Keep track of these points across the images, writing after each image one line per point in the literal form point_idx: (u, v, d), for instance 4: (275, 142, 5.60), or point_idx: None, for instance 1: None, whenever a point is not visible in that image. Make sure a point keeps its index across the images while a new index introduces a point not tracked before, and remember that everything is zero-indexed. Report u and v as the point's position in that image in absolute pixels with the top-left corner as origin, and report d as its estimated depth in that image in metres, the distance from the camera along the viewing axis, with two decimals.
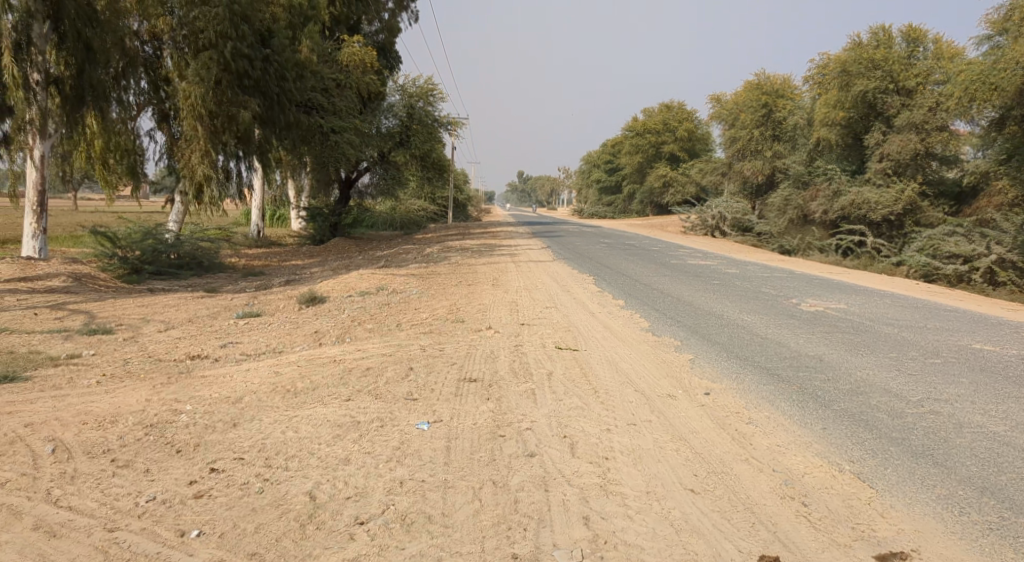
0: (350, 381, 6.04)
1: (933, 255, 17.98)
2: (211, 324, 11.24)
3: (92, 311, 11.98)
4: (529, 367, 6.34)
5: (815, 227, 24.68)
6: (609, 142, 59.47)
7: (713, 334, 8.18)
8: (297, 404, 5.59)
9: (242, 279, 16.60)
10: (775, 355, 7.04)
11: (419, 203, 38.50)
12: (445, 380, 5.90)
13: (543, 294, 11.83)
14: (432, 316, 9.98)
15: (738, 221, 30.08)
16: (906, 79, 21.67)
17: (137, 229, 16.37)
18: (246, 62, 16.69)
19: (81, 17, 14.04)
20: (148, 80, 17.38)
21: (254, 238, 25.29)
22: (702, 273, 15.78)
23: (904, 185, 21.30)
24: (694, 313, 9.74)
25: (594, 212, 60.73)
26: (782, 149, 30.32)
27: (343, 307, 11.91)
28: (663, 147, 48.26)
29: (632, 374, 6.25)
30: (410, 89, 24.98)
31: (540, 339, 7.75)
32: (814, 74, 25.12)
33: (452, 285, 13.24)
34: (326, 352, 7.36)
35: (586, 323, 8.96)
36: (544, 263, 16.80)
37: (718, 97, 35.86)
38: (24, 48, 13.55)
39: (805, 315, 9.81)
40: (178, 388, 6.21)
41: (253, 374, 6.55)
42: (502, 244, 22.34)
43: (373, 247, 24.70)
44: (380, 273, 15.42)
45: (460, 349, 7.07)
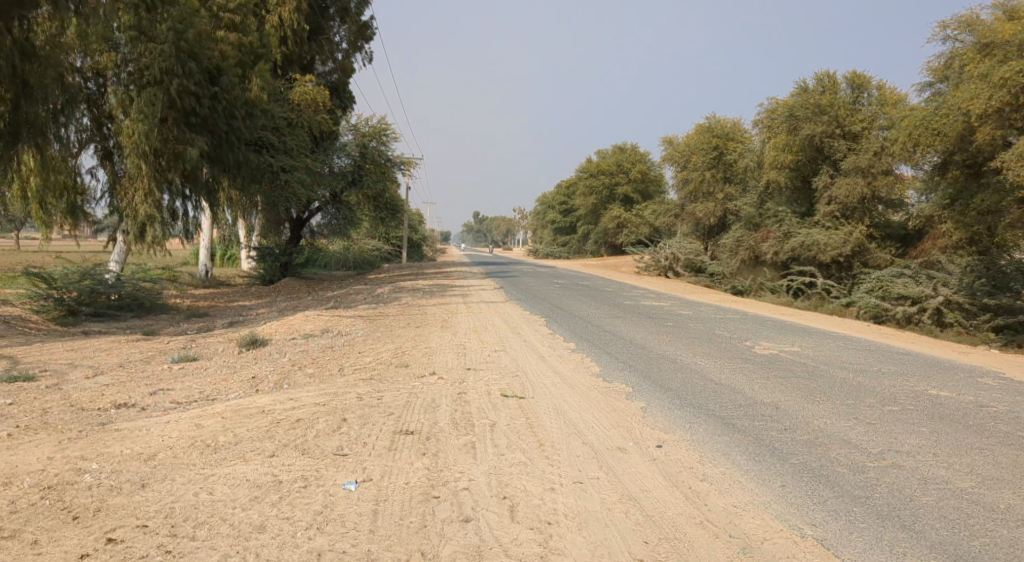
0: (276, 434, 5.57)
1: (883, 296, 18.22)
2: (143, 370, 10.56)
3: (14, 356, 11.18)
4: (471, 417, 5.98)
5: (766, 268, 24.98)
6: (564, 183, 60.03)
7: (666, 380, 7.97)
8: (215, 461, 5.10)
9: (184, 321, 15.92)
10: (729, 403, 6.84)
11: (372, 243, 37.98)
12: (380, 432, 5.50)
13: (495, 336, 11.50)
14: (377, 360, 9.55)
15: (691, 262, 30.33)
16: (851, 124, 22.22)
17: (74, 269, 15.62)
18: (193, 99, 16.25)
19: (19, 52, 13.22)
20: (90, 116, 16.69)
21: (201, 278, 24.47)
22: (656, 314, 15.68)
23: (851, 228, 21.72)
24: (647, 357, 9.55)
25: (550, 252, 60.98)
26: (733, 191, 30.85)
27: (285, 350, 11.36)
28: (617, 188, 48.87)
29: (581, 424, 5.95)
30: (363, 128, 24.73)
31: (485, 386, 7.39)
32: (763, 118, 25.67)
33: (400, 328, 12.81)
34: (255, 401, 6.85)
35: (536, 367, 8.66)
36: (496, 304, 16.52)
37: (670, 140, 36.72)
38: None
39: (759, 359, 9.72)
40: (87, 442, 5.58)
41: (172, 426, 5.98)
42: (456, 284, 22.05)
43: (324, 288, 24.14)
44: (327, 314, 14.92)
45: (400, 397, 6.65)
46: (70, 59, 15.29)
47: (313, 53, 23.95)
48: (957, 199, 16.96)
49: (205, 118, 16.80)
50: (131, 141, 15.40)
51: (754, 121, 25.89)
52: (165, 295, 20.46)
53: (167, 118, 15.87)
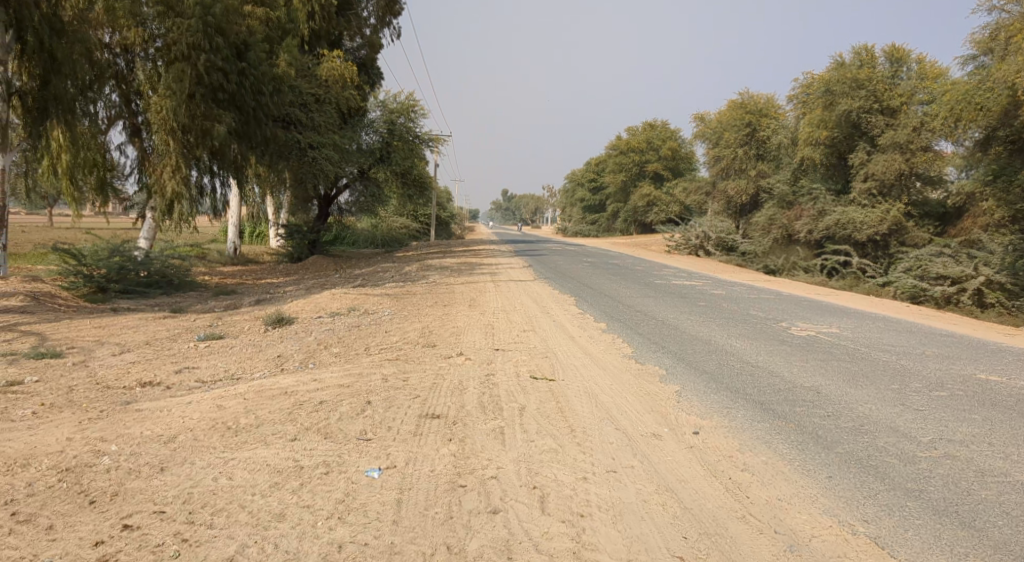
0: (299, 417, 5.40)
1: (921, 276, 17.62)
2: (170, 348, 10.52)
3: (43, 332, 11.22)
4: (498, 401, 5.75)
5: (800, 247, 24.39)
6: (593, 161, 59.35)
7: (700, 362, 7.67)
8: (237, 444, 4.95)
9: (212, 298, 15.91)
10: (768, 387, 6.53)
11: (399, 221, 37.97)
12: (404, 416, 5.30)
13: (522, 316, 11.28)
14: (403, 340, 9.38)
15: (722, 240, 29.79)
16: (890, 99, 21.43)
17: (104, 245, 15.59)
18: (221, 75, 16.00)
19: (45, 26, 13.34)
20: (118, 92, 16.68)
21: (230, 255, 24.55)
22: (688, 293, 15.31)
23: (889, 206, 21.05)
24: (679, 338, 9.24)
25: (578, 231, 60.50)
26: (766, 168, 30.14)
27: (311, 329, 11.25)
28: (646, 165, 48.12)
29: (613, 409, 5.69)
30: (391, 105, 24.48)
31: (513, 367, 7.16)
32: (798, 93, 24.94)
33: (427, 306, 12.64)
34: (279, 382, 6.70)
35: (565, 348, 8.41)
36: (524, 282, 16.29)
37: (701, 116, 35.98)
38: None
39: (796, 340, 9.36)
40: (107, 422, 5.48)
41: (194, 407, 5.85)
42: (483, 263, 21.85)
43: (351, 266, 24.08)
44: (353, 292, 14.80)
45: (426, 379, 6.45)
46: (98, 35, 15.23)
47: (341, 29, 23.69)
48: (1001, 176, 16.28)
49: (234, 94, 16.52)
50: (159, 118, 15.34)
51: (788, 96, 25.17)
52: (194, 271, 20.53)
53: (195, 94, 15.57)
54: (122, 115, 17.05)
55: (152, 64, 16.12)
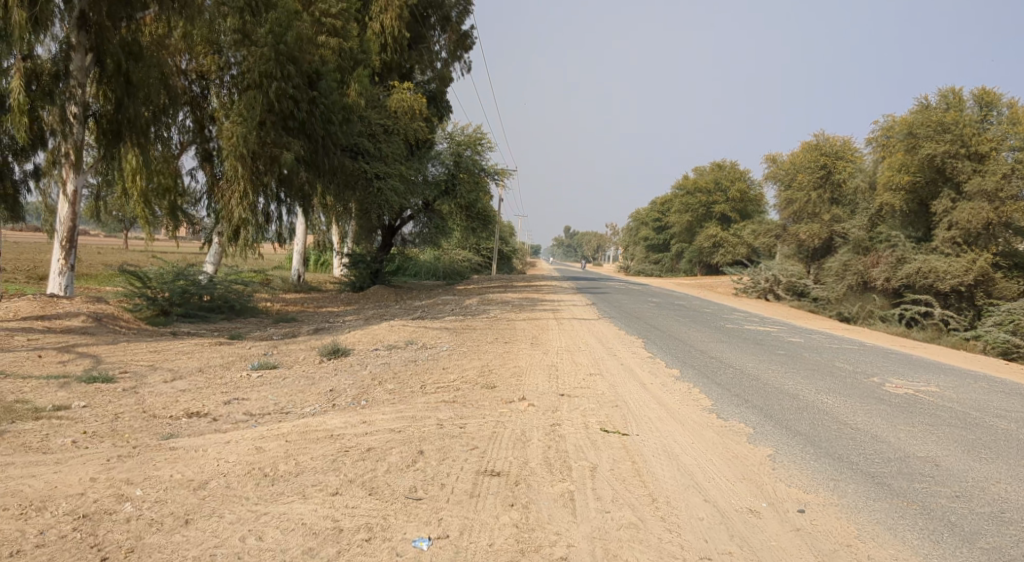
0: (343, 466, 4.85)
1: (1014, 331, 16.56)
2: (223, 376, 10.20)
3: (99, 355, 11.07)
4: (566, 457, 5.06)
5: (875, 294, 23.02)
6: (658, 200, 58.26)
7: (790, 420, 6.79)
8: (272, 496, 4.47)
9: (272, 326, 15.74)
10: (876, 456, 5.59)
11: (461, 254, 37.80)
12: (460, 471, 4.67)
13: (587, 357, 10.59)
14: (461, 379, 8.79)
15: (792, 285, 28.52)
16: (978, 144, 19.90)
17: (170, 269, 15.61)
18: (292, 103, 16.05)
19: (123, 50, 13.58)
20: (192, 118, 16.94)
21: (293, 283, 24.58)
22: (765, 340, 14.29)
23: (975, 255, 19.55)
24: (762, 391, 8.34)
25: (640, 270, 59.31)
26: (842, 213, 28.69)
27: (367, 362, 10.78)
28: (714, 207, 46.93)
29: (698, 475, 4.90)
30: (458, 137, 24.21)
31: (582, 417, 6.46)
32: (879, 135, 23.91)
33: (487, 343, 12.07)
34: (327, 422, 6.18)
35: (636, 397, 7.64)
36: (588, 321, 15.56)
37: (773, 157, 34.78)
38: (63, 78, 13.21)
39: (896, 399, 8.31)
40: (138, 462, 5.14)
41: (232, 447, 5.40)
42: (544, 299, 21.23)
43: (411, 297, 23.81)
44: (412, 325, 14.37)
45: (485, 426, 5.83)
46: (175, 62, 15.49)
47: (412, 62, 23.75)
48: None
49: (303, 122, 16.56)
50: (231, 144, 15.21)
51: (868, 138, 24.15)
52: (257, 298, 20.52)
53: (265, 121, 15.68)
54: (196, 141, 17.30)
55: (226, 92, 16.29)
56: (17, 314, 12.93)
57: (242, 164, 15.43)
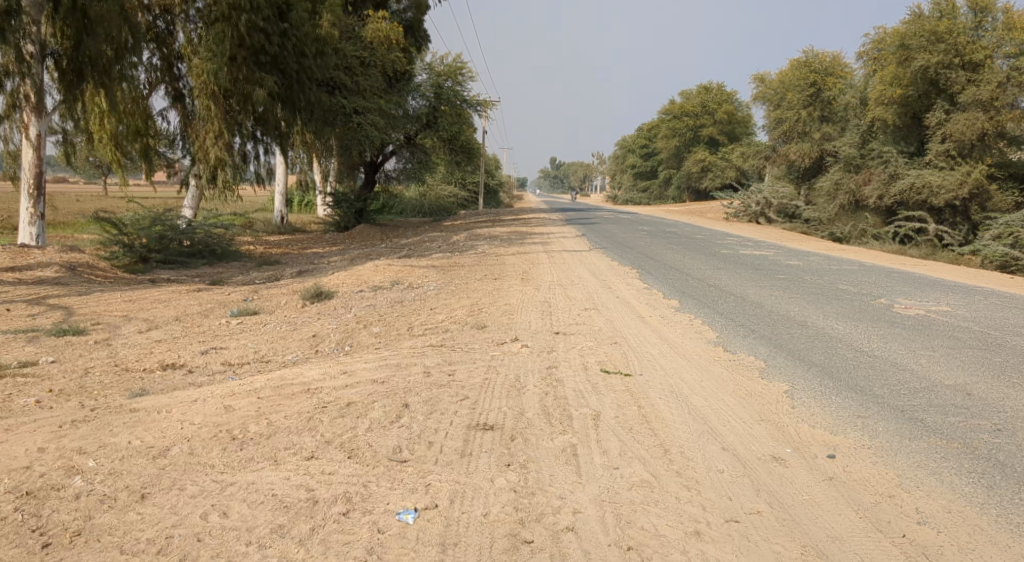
0: (320, 425, 4.34)
1: (1012, 244, 16.13)
2: (201, 324, 9.64)
3: (71, 306, 10.49)
4: (565, 405, 4.59)
5: (868, 213, 22.58)
6: (644, 126, 56.97)
7: (804, 351, 6.35)
8: (241, 462, 3.95)
9: (255, 269, 15.13)
10: (901, 386, 5.16)
11: (448, 189, 37.12)
12: (449, 428, 4.19)
13: (582, 291, 10.11)
14: (450, 319, 8.31)
15: (783, 207, 28.02)
16: (973, 53, 19.04)
17: (145, 214, 14.86)
18: (262, 36, 15.02)
19: None
20: (159, 56, 15.83)
21: (277, 225, 23.82)
22: (763, 265, 13.83)
23: (970, 168, 18.90)
24: (769, 320, 7.90)
25: (629, 198, 58.53)
26: (832, 130, 27.89)
27: (351, 305, 10.24)
28: (701, 130, 45.84)
29: (712, 419, 4.45)
30: (438, 67, 23.03)
31: (581, 357, 6.01)
32: (870, 49, 22.94)
33: (476, 280, 11.54)
34: (304, 374, 5.66)
35: (635, 331, 7.20)
36: (580, 253, 14.99)
37: (762, 77, 33.68)
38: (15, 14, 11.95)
39: (910, 322, 7.87)
40: (94, 427, 4.51)
41: (197, 407, 4.82)
42: (533, 232, 20.62)
43: (398, 235, 23.19)
44: (397, 263, 13.81)
45: (475, 373, 5.34)
46: None
47: None
48: None
49: (275, 56, 15.56)
50: (200, 81, 14.56)
51: (858, 53, 23.22)
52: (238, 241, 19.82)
53: (236, 57, 14.68)
54: (164, 80, 16.31)
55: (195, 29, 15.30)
56: None
57: (214, 103, 14.86)
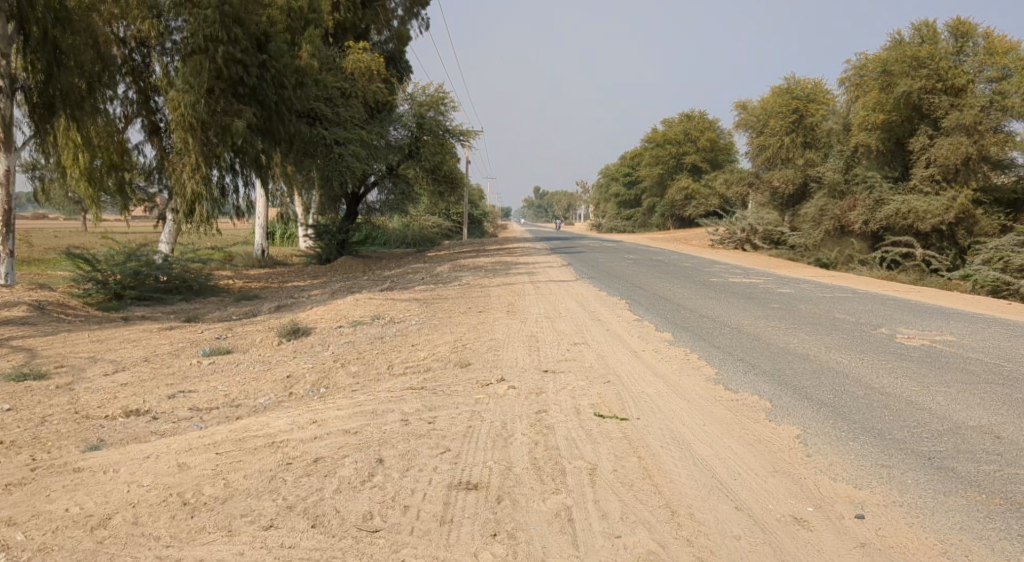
0: (282, 486, 3.85)
1: (1003, 269, 15.92)
2: (170, 365, 9.08)
3: (33, 348, 9.89)
4: (556, 457, 4.17)
5: (854, 239, 22.40)
6: (628, 154, 57.11)
7: (810, 388, 5.97)
8: (190, 533, 3.44)
9: (232, 305, 14.60)
10: (922, 429, 4.80)
11: (432, 220, 36.88)
12: (427, 488, 3.75)
13: (570, 324, 9.70)
14: (432, 356, 7.84)
15: (769, 233, 27.84)
16: (954, 78, 19.04)
17: (119, 249, 14.29)
18: (240, 68, 14.70)
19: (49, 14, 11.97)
20: (135, 89, 15.33)
21: (257, 258, 23.28)
22: (754, 294, 13.50)
23: (955, 193, 18.79)
24: (769, 353, 7.52)
25: (613, 227, 58.47)
26: (815, 157, 27.89)
27: (330, 342, 9.73)
28: (685, 158, 45.92)
29: (722, 472, 4.10)
30: (420, 97, 22.75)
31: (571, 399, 5.56)
32: (852, 75, 22.97)
33: (460, 313, 11.09)
34: (271, 423, 5.15)
35: (629, 368, 6.78)
36: (567, 284, 14.59)
37: (744, 104, 33.78)
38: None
39: (916, 353, 7.54)
40: (29, 491, 3.91)
41: (149, 464, 4.24)
42: (518, 262, 20.24)
43: (381, 267, 22.72)
44: (379, 296, 13.34)
45: (458, 421, 4.87)
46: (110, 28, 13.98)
47: (368, 21, 22.24)
48: None
49: (254, 88, 15.21)
50: (177, 114, 14.04)
51: (840, 79, 23.23)
52: (216, 275, 19.27)
53: (214, 89, 14.35)
54: (140, 113, 15.72)
55: (172, 61, 14.91)
56: None
57: (192, 136, 14.21)
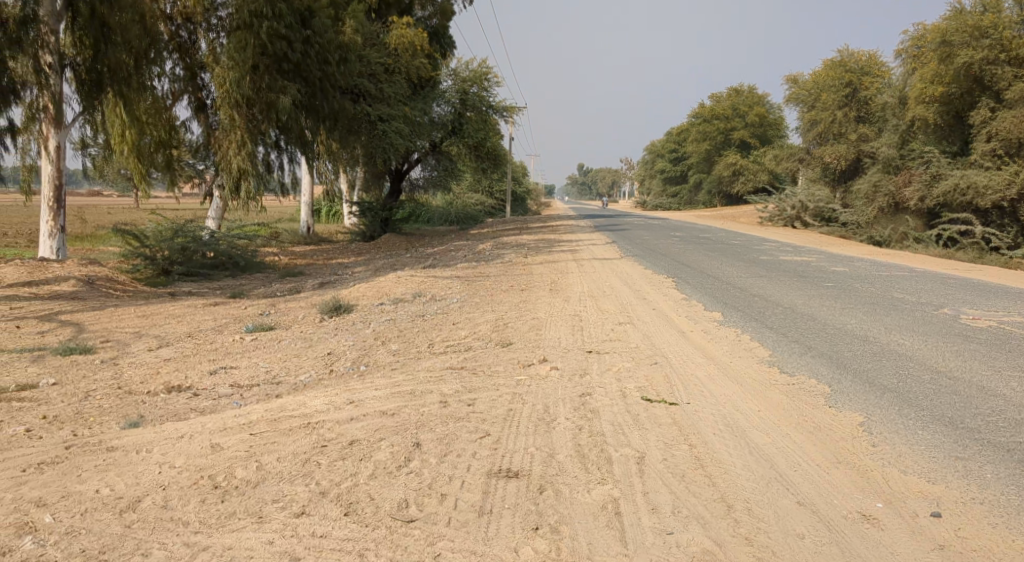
0: (316, 470, 3.69)
1: None
2: (213, 341, 9.06)
3: (81, 323, 10.00)
4: (602, 445, 3.94)
5: (908, 216, 21.52)
6: (673, 131, 56.02)
7: (872, 373, 5.62)
8: (220, 519, 3.31)
9: (277, 281, 14.63)
10: (997, 418, 4.46)
11: (474, 197, 36.77)
12: (465, 475, 3.56)
13: (615, 302, 9.42)
14: (473, 335, 7.65)
15: (820, 210, 26.93)
16: (1019, 47, 17.99)
17: (167, 225, 14.39)
18: (285, 43, 14.59)
19: None
20: (182, 66, 15.32)
21: (302, 235, 23.42)
22: (806, 272, 12.98)
23: (1017, 167, 17.76)
24: (825, 334, 7.14)
25: (657, 205, 57.51)
26: (869, 132, 26.64)
27: (371, 319, 9.61)
28: (732, 133, 44.77)
29: (781, 462, 3.85)
30: (463, 73, 22.43)
31: (617, 382, 5.30)
32: (908, 47, 21.94)
33: (502, 291, 10.90)
34: (308, 403, 5.01)
35: (677, 349, 6.49)
36: (611, 261, 14.26)
37: (794, 78, 32.71)
38: (31, 23, 11.52)
39: (983, 334, 7.08)
40: (61, 470, 3.84)
41: (183, 444, 4.13)
42: (561, 239, 19.92)
43: (424, 244, 22.63)
44: (421, 273, 13.20)
45: (499, 404, 4.67)
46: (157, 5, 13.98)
47: None
48: None
49: (298, 64, 15.10)
50: (222, 90, 14.08)
51: (896, 51, 22.19)
52: (262, 252, 19.42)
53: (258, 65, 14.29)
54: (187, 90, 15.71)
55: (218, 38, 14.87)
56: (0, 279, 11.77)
57: (238, 112, 14.28)
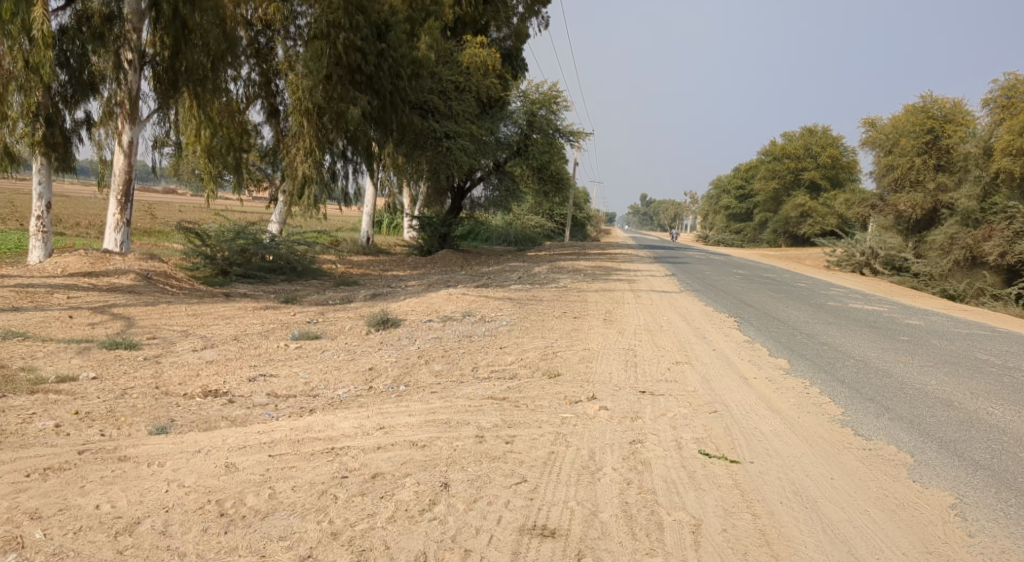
0: (332, 505, 3.34)
1: None
2: (258, 346, 8.87)
3: (132, 317, 9.97)
4: (652, 505, 3.50)
5: (987, 271, 20.30)
6: (742, 167, 54.82)
7: (961, 444, 4.99)
8: (219, 554, 3.01)
9: (331, 289, 14.52)
10: None
11: (533, 219, 36.43)
12: (495, 530, 3.20)
13: (672, 339, 8.89)
14: (519, 362, 7.24)
15: (890, 259, 25.65)
16: None
17: (229, 226, 14.44)
18: (359, 55, 14.60)
19: None
20: (258, 71, 15.47)
21: (361, 245, 23.45)
22: (878, 322, 12.19)
23: None
24: (903, 394, 6.49)
25: (719, 240, 56.15)
26: (948, 181, 25.28)
27: (417, 337, 9.30)
28: (802, 174, 43.46)
29: (861, 550, 3.32)
30: (533, 94, 22.07)
31: (671, 431, 4.81)
32: (996, 95, 20.83)
33: (553, 318, 10.47)
34: (336, 424, 4.66)
35: (738, 398, 5.95)
36: (669, 295, 13.69)
37: (872, 121, 31.52)
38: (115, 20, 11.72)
39: None
40: (64, 479, 3.58)
41: (197, 460, 3.84)
42: (619, 268, 19.40)
43: (479, 263, 22.42)
44: (473, 293, 12.87)
45: (539, 444, 4.26)
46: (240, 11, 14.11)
47: (489, 16, 21.97)
48: None
49: (371, 76, 15.10)
50: (295, 98, 14.07)
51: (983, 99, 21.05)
52: (320, 259, 19.46)
53: (332, 75, 14.29)
54: (261, 95, 15.89)
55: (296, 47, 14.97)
56: (62, 267, 11.91)
57: (308, 120, 14.27)
